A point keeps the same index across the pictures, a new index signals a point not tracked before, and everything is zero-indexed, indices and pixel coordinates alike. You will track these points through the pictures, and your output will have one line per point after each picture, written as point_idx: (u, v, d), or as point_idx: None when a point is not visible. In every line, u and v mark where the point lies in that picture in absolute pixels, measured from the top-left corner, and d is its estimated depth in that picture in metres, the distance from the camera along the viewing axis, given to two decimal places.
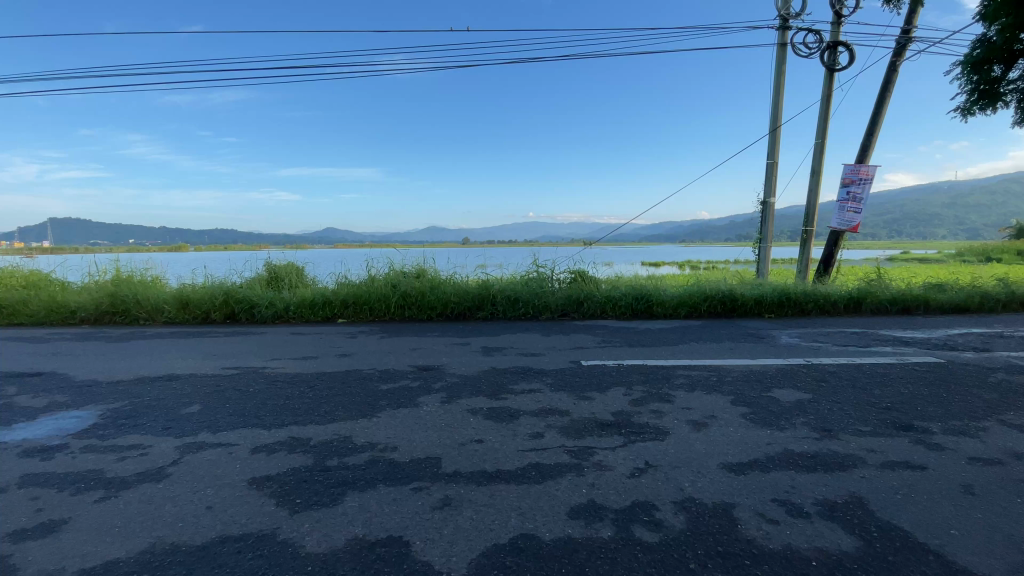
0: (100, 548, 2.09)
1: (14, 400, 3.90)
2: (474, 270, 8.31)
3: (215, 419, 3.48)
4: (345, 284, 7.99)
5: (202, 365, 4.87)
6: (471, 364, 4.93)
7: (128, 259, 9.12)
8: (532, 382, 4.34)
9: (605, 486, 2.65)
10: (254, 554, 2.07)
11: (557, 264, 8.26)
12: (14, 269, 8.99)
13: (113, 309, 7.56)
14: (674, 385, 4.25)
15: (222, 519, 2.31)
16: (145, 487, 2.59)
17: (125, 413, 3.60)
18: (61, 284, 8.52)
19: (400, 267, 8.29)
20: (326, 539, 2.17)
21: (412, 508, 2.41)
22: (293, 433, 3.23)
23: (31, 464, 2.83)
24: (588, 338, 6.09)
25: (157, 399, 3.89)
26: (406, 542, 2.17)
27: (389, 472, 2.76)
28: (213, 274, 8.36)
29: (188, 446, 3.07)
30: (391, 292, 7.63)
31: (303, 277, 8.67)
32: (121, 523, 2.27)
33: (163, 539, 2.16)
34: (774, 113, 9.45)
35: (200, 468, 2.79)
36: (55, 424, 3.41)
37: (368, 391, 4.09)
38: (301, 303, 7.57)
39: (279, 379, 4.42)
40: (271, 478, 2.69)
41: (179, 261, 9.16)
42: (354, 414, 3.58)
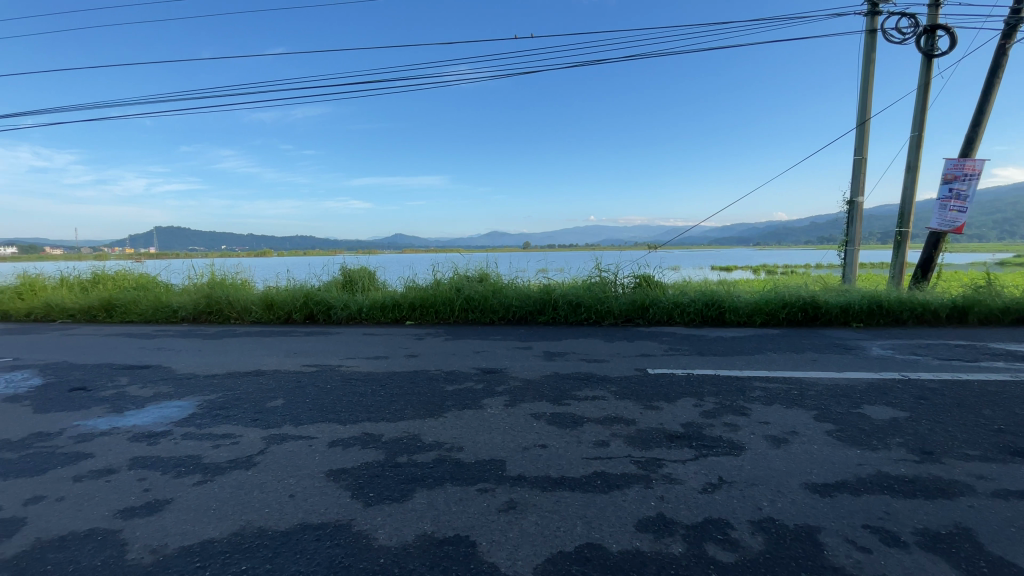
0: (198, 528, 2.29)
1: (127, 390, 4.38)
2: (536, 274, 8.32)
3: (296, 413, 3.71)
4: (412, 287, 8.30)
5: (284, 362, 5.22)
6: (535, 368, 4.92)
7: (221, 264, 9.97)
8: (596, 388, 4.27)
9: (675, 500, 2.54)
10: (331, 543, 2.18)
11: (621, 269, 8.11)
12: (127, 273, 10.09)
13: (209, 309, 8.32)
14: (749, 397, 4.01)
15: (302, 507, 2.45)
16: (237, 473, 2.81)
17: (219, 404, 3.93)
18: (166, 286, 9.47)
19: (464, 271, 8.50)
20: (396, 533, 2.25)
21: (478, 509, 2.44)
22: (365, 429, 3.38)
23: (140, 448, 3.16)
24: (654, 345, 5.90)
25: (245, 391, 4.23)
26: (472, 542, 2.19)
27: (455, 472, 2.81)
28: (294, 278, 8.98)
29: (273, 437, 3.30)
30: (455, 295, 7.81)
31: (374, 280, 9.08)
32: (215, 505, 2.48)
33: (251, 523, 2.33)
34: (862, 105, 8.74)
35: (283, 458, 2.99)
36: (160, 413, 3.79)
37: (433, 391, 4.21)
38: (373, 305, 7.94)
39: (353, 377, 4.66)
40: (346, 470, 2.83)
41: (265, 265, 9.92)
42: (421, 413, 3.69)
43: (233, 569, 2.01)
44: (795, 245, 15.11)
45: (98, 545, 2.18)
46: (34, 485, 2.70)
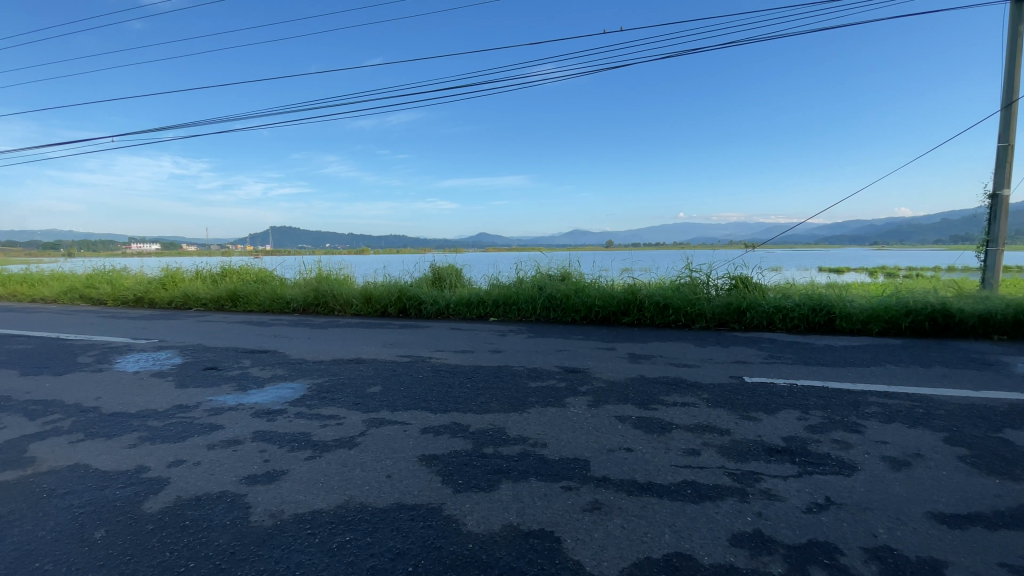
0: (308, 498, 2.53)
1: (250, 370, 4.95)
2: (621, 273, 8.15)
3: (392, 400, 3.97)
4: (497, 285, 8.50)
5: (380, 352, 5.59)
6: (619, 370, 4.83)
7: (327, 260, 10.90)
8: (685, 394, 4.09)
9: (775, 518, 2.37)
10: (424, 524, 2.30)
11: (714, 270, 7.70)
12: (250, 268, 11.37)
13: (316, 301, 9.13)
14: (862, 413, 3.63)
15: (398, 487, 2.62)
16: (341, 451, 3.06)
17: (325, 388, 4.31)
18: (281, 279, 10.53)
19: (548, 270, 8.54)
20: (484, 521, 2.32)
21: (563, 506, 2.45)
22: (454, 419, 3.53)
23: (260, 423, 3.55)
24: (750, 351, 5.53)
25: (347, 377, 4.59)
26: (557, 538, 2.20)
27: (540, 467, 2.85)
28: (390, 274, 9.60)
29: (372, 420, 3.55)
30: (538, 293, 7.88)
31: (461, 277, 9.42)
32: (322, 480, 2.72)
33: (354, 498, 2.53)
34: (1008, 84, 7.52)
35: (381, 441, 3.21)
36: (277, 392, 4.23)
37: (518, 387, 4.28)
38: (459, 301, 8.24)
39: (442, 368, 4.88)
40: (437, 457, 2.97)
41: (364, 263, 10.69)
42: (506, 408, 3.77)
43: (337, 539, 2.19)
44: (920, 245, 13.31)
45: (227, 505, 2.49)
46: (177, 450, 3.14)
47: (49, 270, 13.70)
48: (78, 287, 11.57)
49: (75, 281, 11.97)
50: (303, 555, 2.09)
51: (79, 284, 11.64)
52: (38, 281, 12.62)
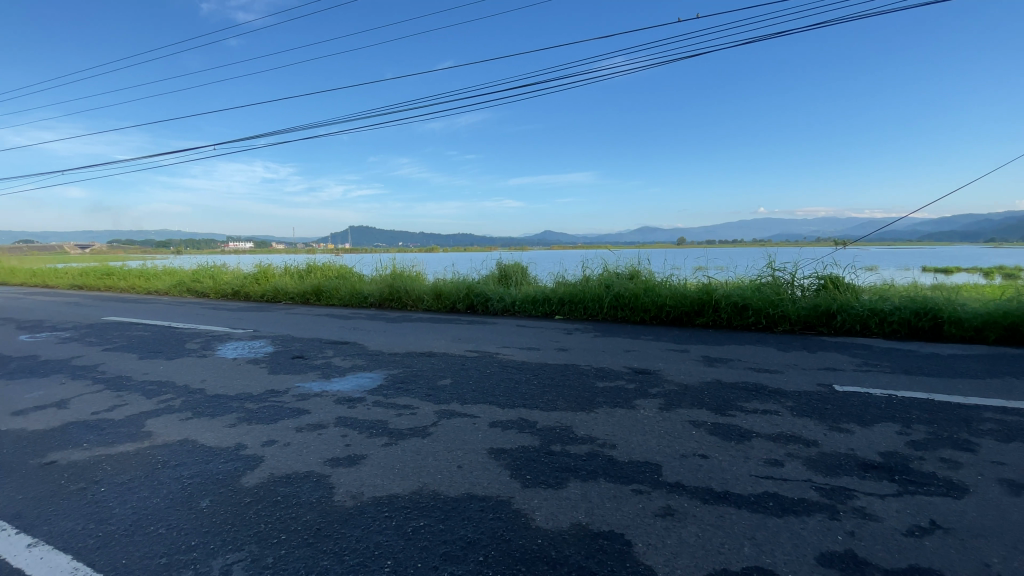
0: (385, 483, 2.66)
1: (332, 360, 5.29)
2: (695, 272, 7.83)
3: (461, 393, 4.07)
4: (564, 283, 8.46)
5: (450, 346, 5.76)
6: (693, 373, 4.63)
7: (400, 258, 11.39)
8: (766, 401, 3.85)
9: (869, 539, 2.18)
10: (494, 515, 2.35)
11: (799, 269, 7.19)
12: (331, 265, 12.13)
13: (390, 297, 9.57)
14: (976, 430, 3.23)
15: (468, 478, 2.69)
16: (414, 440, 3.19)
17: (399, 379, 4.51)
18: (358, 276, 11.15)
19: (615, 268, 8.38)
20: (552, 517, 2.32)
21: (633, 509, 2.40)
22: (522, 415, 3.56)
23: (342, 409, 3.78)
24: (840, 358, 5.10)
25: (419, 370, 4.77)
26: (627, 541, 2.16)
27: (609, 468, 2.80)
28: (459, 272, 9.86)
29: (442, 412, 3.66)
30: (606, 292, 7.75)
31: (527, 275, 9.47)
32: (397, 466, 2.85)
33: (426, 485, 2.63)
34: None
35: (452, 432, 3.30)
36: (356, 381, 4.49)
37: (585, 386, 4.23)
38: (526, 299, 8.30)
39: (510, 364, 4.94)
40: (505, 451, 3.01)
41: (434, 260, 11.06)
42: (574, 406, 3.75)
43: (411, 524, 2.29)
44: None
45: (313, 484, 2.68)
46: (270, 430, 3.42)
47: (162, 265, 15.40)
48: (186, 280, 12.91)
49: (184, 276, 13.38)
50: (380, 537, 2.20)
51: (187, 279, 12.98)
52: (153, 275, 14.24)
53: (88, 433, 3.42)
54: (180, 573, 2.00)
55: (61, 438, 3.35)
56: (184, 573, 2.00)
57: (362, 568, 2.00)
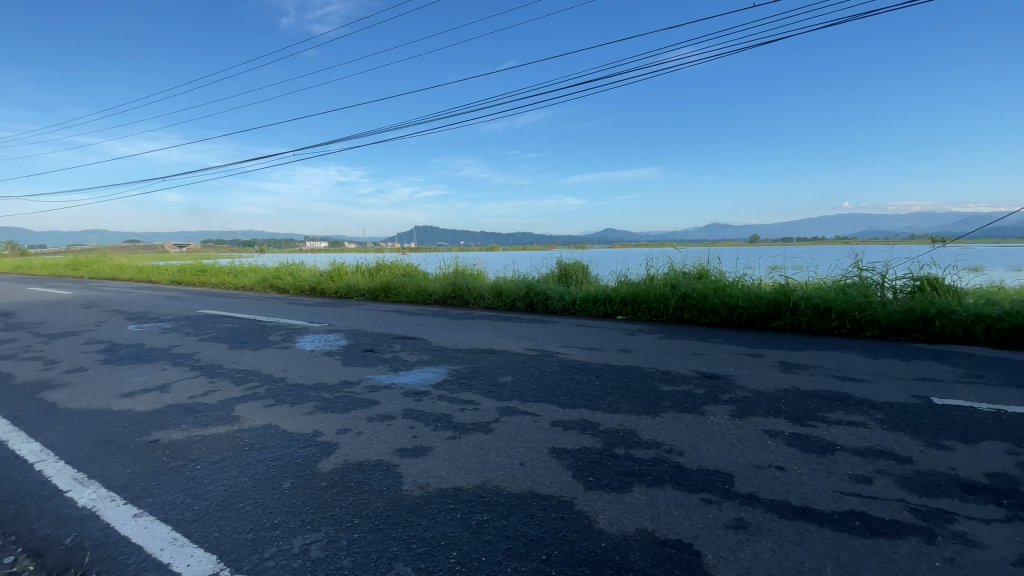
0: (450, 476, 2.73)
1: (399, 354, 5.50)
2: (770, 272, 7.38)
3: (523, 390, 4.09)
4: (627, 282, 8.28)
5: (511, 344, 5.80)
6: (767, 379, 4.37)
7: (462, 257, 11.64)
8: (851, 413, 3.56)
9: (976, 569, 1.95)
10: (556, 515, 2.34)
11: (891, 269, 6.59)
12: (398, 263, 12.62)
13: (453, 294, 9.81)
14: None
15: (531, 476, 2.70)
16: (478, 435, 3.25)
17: (462, 375, 4.61)
18: (423, 274, 11.53)
19: (682, 267, 8.08)
20: (617, 521, 2.28)
21: (702, 519, 2.30)
22: (584, 416, 3.52)
23: (408, 402, 3.91)
24: (939, 367, 4.61)
25: (482, 366, 4.85)
26: (696, 552, 2.08)
27: (676, 475, 2.71)
28: (519, 270, 9.92)
29: (504, 409, 3.70)
30: (671, 292, 7.49)
31: (588, 274, 9.36)
32: (461, 460, 2.92)
33: (489, 481, 2.67)
34: None
35: (514, 429, 3.33)
36: (422, 376, 4.64)
37: (651, 389, 4.11)
38: (587, 298, 8.19)
39: (571, 364, 4.90)
40: (568, 451, 2.99)
41: (496, 259, 11.20)
42: (638, 410, 3.65)
43: (475, 518, 2.33)
44: None
45: (383, 473, 2.80)
46: (343, 419, 3.61)
47: (249, 263, 16.72)
48: (269, 277, 13.93)
49: (267, 273, 14.45)
50: (445, 528, 2.26)
51: (270, 275, 14.01)
52: (240, 271, 15.50)
53: (185, 415, 3.78)
54: (265, 549, 2.16)
55: (163, 419, 3.72)
56: (268, 548, 2.16)
57: (429, 557, 2.06)
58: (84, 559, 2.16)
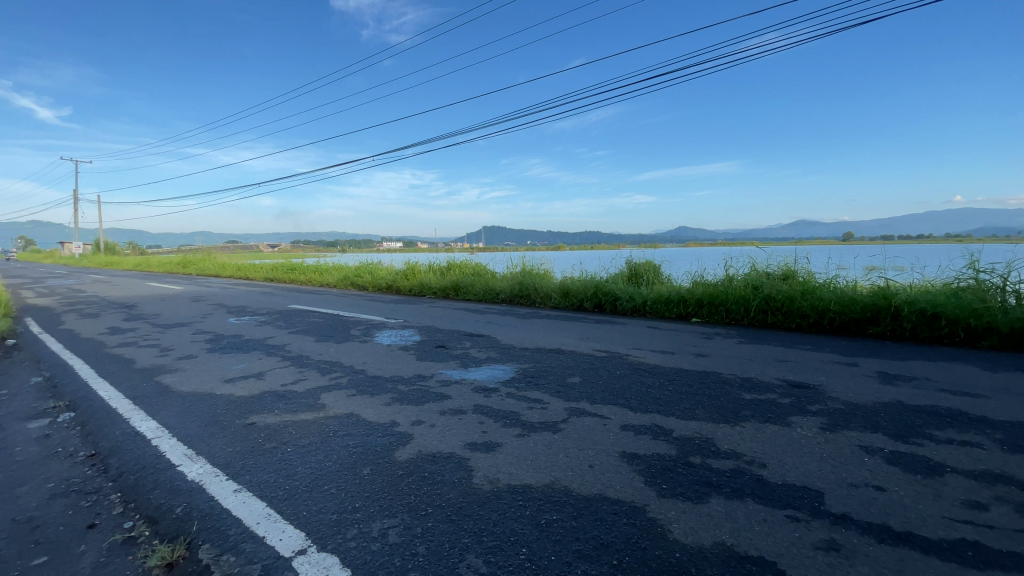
0: (520, 473, 2.75)
1: (469, 351, 5.63)
2: (866, 273, 6.75)
3: (592, 392, 4.04)
4: (701, 283, 7.92)
5: (580, 345, 5.75)
6: (863, 391, 4.00)
7: (530, 256, 11.70)
8: (965, 431, 3.16)
9: None
10: (628, 521, 2.28)
11: (1017, 270, 5.78)
12: (467, 262, 12.93)
13: (520, 294, 9.88)
14: None
15: (600, 479, 2.66)
16: (547, 434, 3.25)
17: (530, 373, 4.63)
18: (491, 273, 11.72)
19: (763, 268, 7.60)
20: (692, 532, 2.19)
21: (787, 537, 2.15)
22: (656, 421, 3.41)
23: (478, 398, 4.00)
24: None
25: (550, 366, 4.85)
26: (780, 571, 1.95)
27: (758, 488, 2.55)
28: (587, 270, 9.80)
29: (573, 409, 3.67)
30: (751, 294, 7.07)
31: (660, 275, 9.05)
32: (530, 458, 2.93)
33: (559, 480, 2.66)
34: None
35: (583, 430, 3.30)
36: (491, 372, 4.72)
37: (729, 396, 3.90)
38: (658, 299, 7.94)
39: (642, 367, 4.77)
40: (640, 456, 2.91)
41: (563, 259, 11.15)
42: (715, 418, 3.48)
43: (545, 516, 2.33)
44: None
45: (455, 465, 2.88)
46: (418, 412, 3.75)
47: (332, 262, 17.85)
48: (349, 275, 14.81)
49: (347, 271, 15.36)
50: (515, 524, 2.28)
51: (350, 274, 14.87)
52: (324, 270, 16.59)
53: (277, 401, 4.11)
54: (346, 530, 2.30)
55: (259, 404, 4.08)
56: (349, 530, 2.30)
57: (499, 551, 2.09)
58: (192, 527, 2.42)
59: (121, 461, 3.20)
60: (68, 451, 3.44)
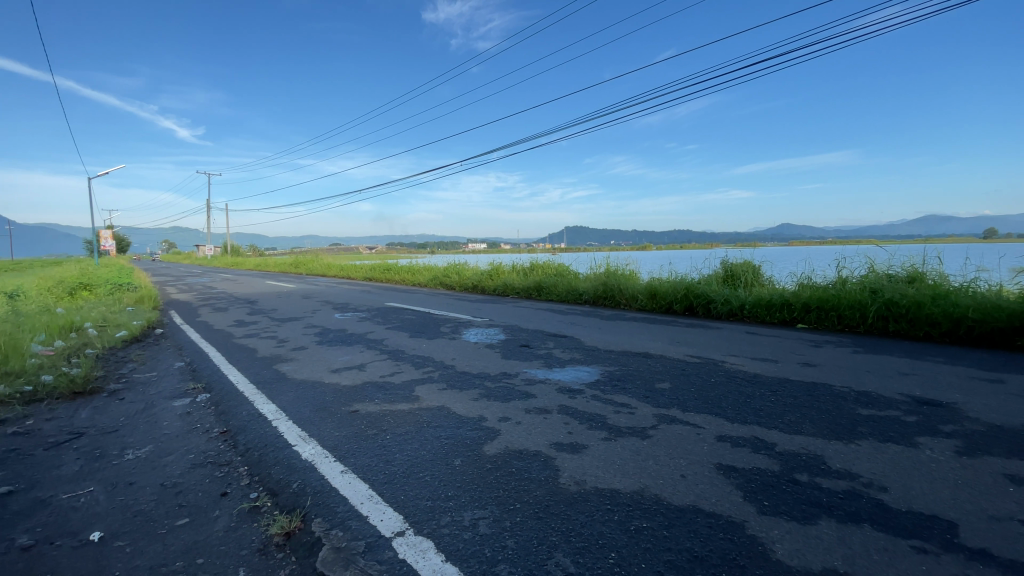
0: (608, 477, 2.72)
1: (554, 351, 5.65)
2: (1016, 277, 5.81)
3: (684, 399, 3.87)
4: (807, 286, 7.28)
5: (670, 349, 5.53)
6: (1012, 412, 3.44)
7: (615, 256, 11.46)
8: None
9: None
10: (724, 536, 2.17)
11: None
12: (551, 262, 12.96)
13: (605, 295, 9.72)
14: None
15: (694, 490, 2.55)
16: (635, 440, 3.17)
17: (617, 376, 4.54)
18: (575, 274, 11.65)
19: (882, 270, 6.82)
20: (798, 555, 2.03)
21: (913, 570, 1.92)
22: (756, 433, 3.19)
23: (563, 398, 4.00)
24: None
25: (637, 370, 4.73)
26: None
27: (877, 514, 2.30)
28: (677, 271, 9.40)
29: (663, 416, 3.55)
30: (868, 299, 6.36)
31: (759, 276, 8.44)
32: (618, 462, 2.88)
33: (649, 488, 2.59)
34: None
35: (674, 438, 3.18)
36: (576, 374, 4.70)
37: (841, 411, 3.55)
38: (757, 303, 7.41)
39: (739, 375, 4.48)
40: (737, 470, 2.75)
41: (650, 259, 10.80)
42: (824, 433, 3.18)
43: (634, 523, 2.29)
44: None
45: (542, 464, 2.91)
46: (505, 409, 3.84)
47: (422, 262, 18.79)
48: (439, 275, 15.49)
49: (437, 271, 16.07)
50: (603, 527, 2.26)
51: (439, 274, 15.54)
52: (416, 270, 17.50)
53: (377, 392, 4.42)
54: (440, 517, 2.42)
55: (361, 393, 4.41)
56: (442, 517, 2.41)
57: (587, 553, 2.09)
58: (306, 502, 2.68)
59: (247, 438, 3.63)
60: (205, 427, 3.97)
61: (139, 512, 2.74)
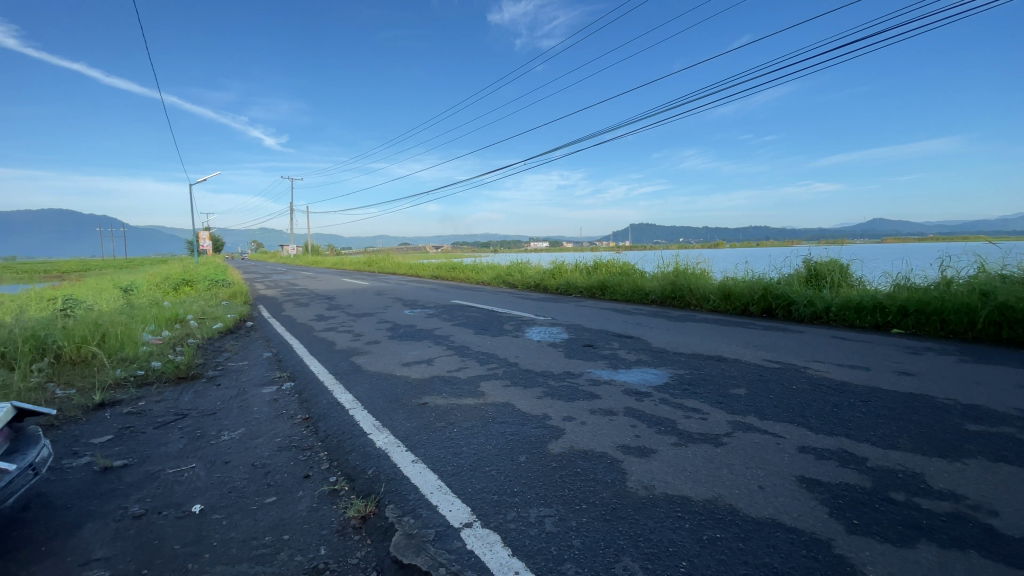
0: (678, 483, 2.63)
1: (619, 352, 5.54)
2: None
3: (761, 406, 3.66)
4: (904, 288, 6.62)
5: (745, 353, 5.24)
6: None
7: (685, 255, 11.03)
8: None
9: None
10: (807, 553, 2.03)
11: None
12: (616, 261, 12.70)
13: (673, 294, 9.39)
14: None
15: (773, 503, 2.40)
16: (708, 447, 3.05)
17: (687, 380, 4.38)
18: (642, 273, 11.34)
19: (998, 270, 6.07)
20: None
21: None
22: (844, 446, 2.96)
23: (630, 400, 3.92)
24: None
25: (709, 373, 4.53)
26: None
27: (990, 541, 2.06)
28: (753, 271, 8.89)
29: (738, 423, 3.38)
30: (979, 301, 5.69)
31: (847, 276, 7.79)
32: (689, 469, 2.78)
33: (723, 497, 2.48)
34: None
35: (751, 447, 3.02)
36: (643, 376, 4.58)
37: (945, 426, 3.20)
38: (845, 305, 6.85)
39: (823, 383, 4.16)
40: (823, 484, 2.56)
41: (723, 258, 10.29)
42: (925, 449, 2.89)
43: (707, 532, 2.20)
44: None
45: (608, 466, 2.87)
46: (570, 408, 3.82)
47: (486, 261, 19.07)
48: (501, 274, 15.64)
49: (500, 270, 16.25)
50: (673, 534, 2.20)
51: (503, 273, 15.71)
52: (480, 269, 17.80)
53: (444, 387, 4.55)
54: (506, 512, 2.46)
55: (429, 387, 4.56)
56: (509, 512, 2.45)
57: (657, 559, 2.03)
58: (380, 489, 2.82)
59: (326, 426, 3.88)
60: (290, 414, 4.29)
61: (234, 488, 3.01)
